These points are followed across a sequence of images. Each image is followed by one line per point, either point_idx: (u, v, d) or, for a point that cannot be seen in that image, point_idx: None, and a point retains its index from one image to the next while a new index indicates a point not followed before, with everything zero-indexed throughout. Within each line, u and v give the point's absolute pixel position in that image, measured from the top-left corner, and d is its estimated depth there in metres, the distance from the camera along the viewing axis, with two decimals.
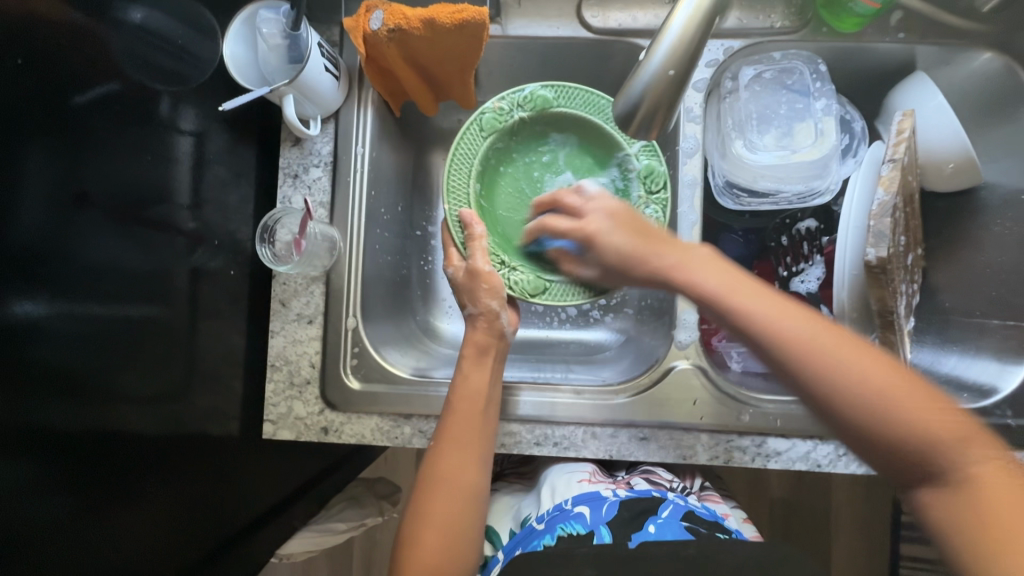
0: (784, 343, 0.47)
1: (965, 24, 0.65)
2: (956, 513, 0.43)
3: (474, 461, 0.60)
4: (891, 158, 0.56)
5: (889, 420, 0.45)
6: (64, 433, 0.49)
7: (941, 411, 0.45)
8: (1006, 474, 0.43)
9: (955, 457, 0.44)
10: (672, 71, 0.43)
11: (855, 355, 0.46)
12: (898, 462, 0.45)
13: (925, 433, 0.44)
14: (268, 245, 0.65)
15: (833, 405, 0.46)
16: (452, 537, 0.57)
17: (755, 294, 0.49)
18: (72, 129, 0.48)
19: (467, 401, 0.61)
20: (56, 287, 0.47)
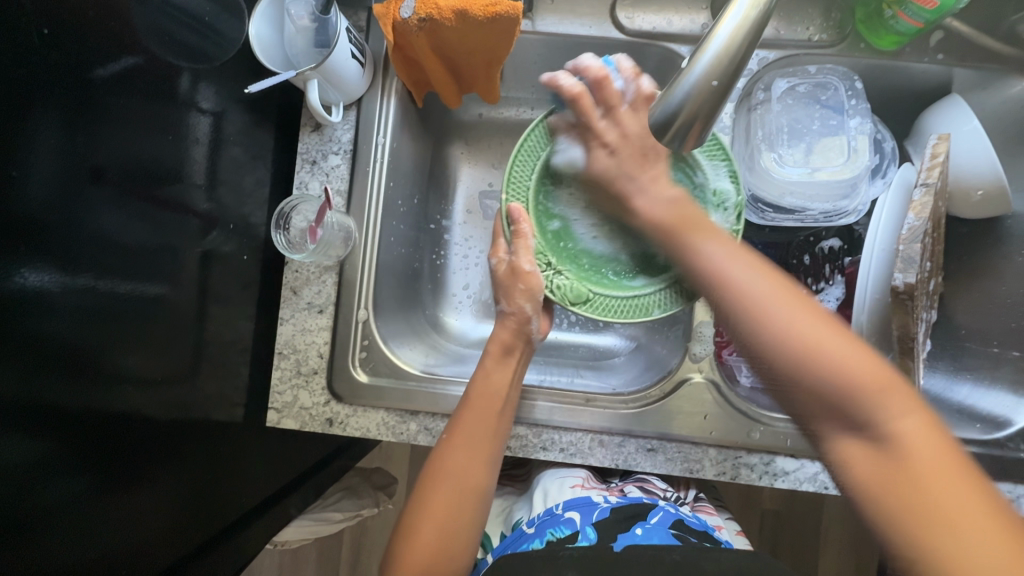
0: (738, 292, 0.47)
1: (1005, 50, 0.64)
2: (864, 468, 0.40)
3: (484, 461, 0.59)
4: (924, 182, 0.55)
5: (813, 366, 0.43)
6: (67, 410, 0.48)
7: (873, 367, 0.42)
8: (940, 446, 0.39)
9: (874, 411, 0.41)
10: (716, 81, 0.42)
11: (797, 307, 0.45)
12: (821, 408, 0.43)
13: (842, 383, 0.42)
14: (283, 232, 0.63)
15: (773, 357, 0.44)
16: (447, 532, 0.56)
17: (731, 257, 0.49)
18: (90, 103, 0.46)
19: (484, 399, 0.61)
20: (65, 260, 0.46)
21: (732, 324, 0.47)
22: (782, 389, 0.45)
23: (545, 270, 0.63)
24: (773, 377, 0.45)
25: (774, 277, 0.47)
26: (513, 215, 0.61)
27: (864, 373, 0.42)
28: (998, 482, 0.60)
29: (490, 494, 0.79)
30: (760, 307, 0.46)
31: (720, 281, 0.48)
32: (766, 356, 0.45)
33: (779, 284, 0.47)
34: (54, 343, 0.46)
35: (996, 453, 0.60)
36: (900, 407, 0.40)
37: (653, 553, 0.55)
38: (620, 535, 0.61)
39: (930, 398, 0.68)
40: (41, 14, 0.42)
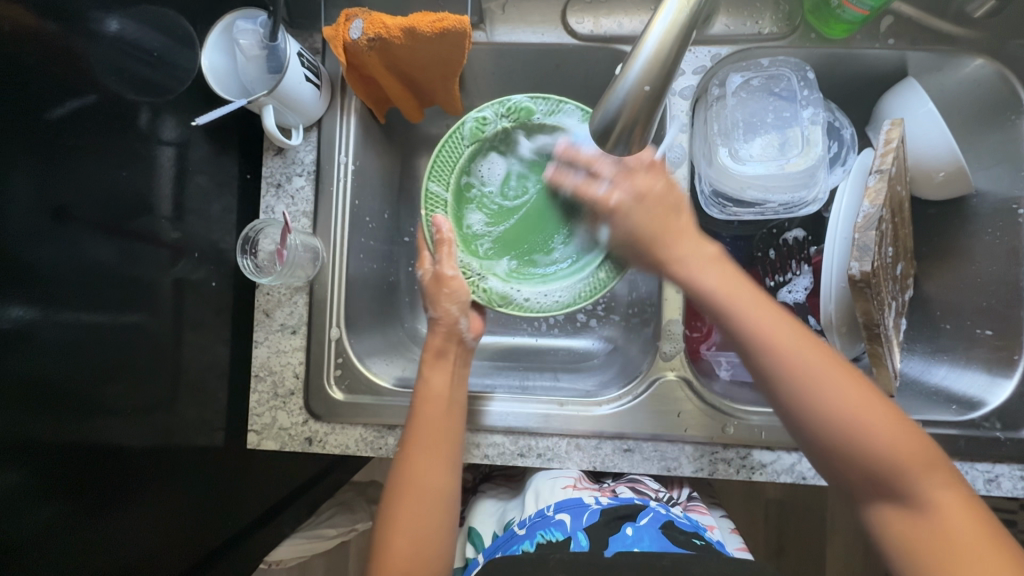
0: (789, 369, 0.49)
1: (957, 30, 0.64)
2: (915, 533, 0.46)
3: (445, 466, 0.59)
4: (878, 168, 0.55)
5: (858, 438, 0.47)
6: (39, 442, 0.48)
7: (915, 441, 0.47)
8: (967, 506, 0.45)
9: (919, 484, 0.46)
10: (649, 87, 0.42)
11: (841, 380, 0.49)
12: (864, 483, 0.48)
13: (889, 458, 0.47)
14: (250, 257, 0.65)
15: (820, 432, 0.49)
16: (424, 546, 0.57)
17: (765, 319, 0.51)
18: (46, 144, 0.46)
19: (438, 397, 0.61)
20: (40, 293, 0.47)
21: (789, 406, 0.50)
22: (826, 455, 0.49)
23: (470, 277, 0.63)
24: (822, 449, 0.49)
25: (817, 352, 0.50)
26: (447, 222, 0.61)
27: (903, 446, 0.47)
28: (977, 462, 0.60)
29: (483, 495, 0.79)
30: (816, 387, 0.49)
31: (777, 363, 0.50)
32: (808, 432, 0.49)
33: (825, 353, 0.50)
34: (31, 377, 0.46)
35: (972, 433, 0.60)
36: (935, 480, 0.46)
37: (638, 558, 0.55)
38: (611, 539, 0.61)
39: (906, 381, 0.68)
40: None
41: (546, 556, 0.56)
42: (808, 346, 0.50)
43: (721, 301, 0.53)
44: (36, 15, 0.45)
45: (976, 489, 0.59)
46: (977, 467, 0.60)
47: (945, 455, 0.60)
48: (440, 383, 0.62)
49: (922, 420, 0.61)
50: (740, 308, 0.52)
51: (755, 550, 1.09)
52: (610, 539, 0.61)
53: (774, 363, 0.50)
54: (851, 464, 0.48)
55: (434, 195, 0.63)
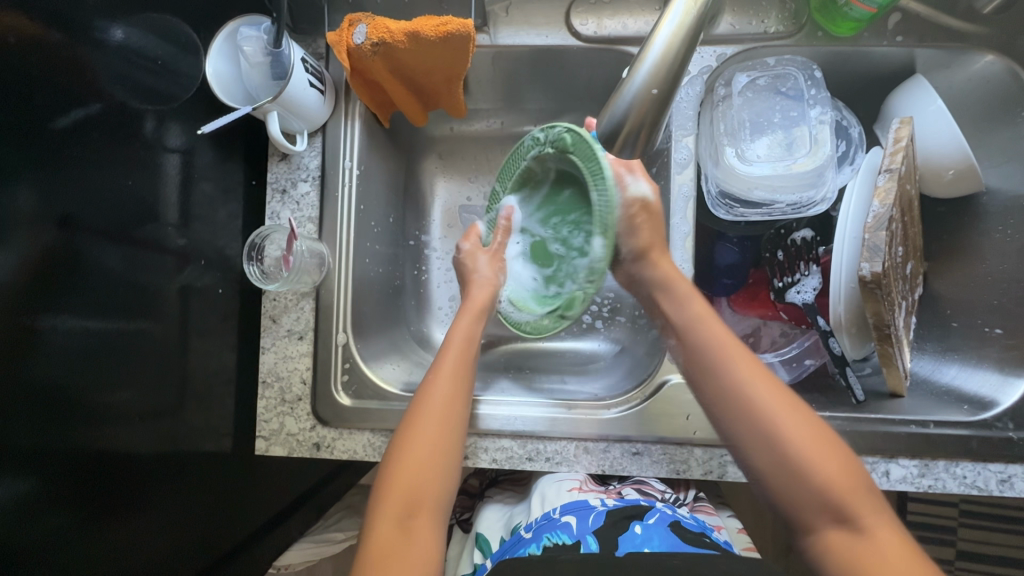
0: (738, 395, 0.56)
1: (966, 26, 0.63)
2: (853, 556, 0.48)
3: (462, 400, 0.62)
4: (888, 168, 0.55)
5: (795, 457, 0.52)
6: (49, 451, 0.48)
7: (849, 470, 0.52)
8: (899, 538, 0.48)
9: (854, 505, 0.50)
10: (656, 90, 0.42)
11: (789, 402, 0.55)
12: (814, 504, 0.51)
13: (823, 479, 0.51)
14: (256, 263, 0.64)
15: (759, 449, 0.54)
16: (434, 466, 0.57)
17: (733, 350, 0.59)
18: (50, 154, 0.46)
19: (459, 347, 0.65)
20: (49, 301, 0.47)
21: (735, 428, 0.56)
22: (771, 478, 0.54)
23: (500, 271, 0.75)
24: (765, 469, 0.54)
25: (769, 378, 0.57)
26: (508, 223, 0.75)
27: (836, 468, 0.51)
28: (989, 463, 0.59)
29: (488, 502, 0.79)
30: (761, 408, 0.55)
31: (726, 385, 0.57)
32: (749, 449, 0.55)
33: (772, 381, 0.56)
34: (39, 387, 0.46)
35: (985, 433, 0.59)
36: (869, 507, 0.50)
37: (651, 559, 0.54)
38: (621, 539, 0.60)
39: (915, 381, 0.68)
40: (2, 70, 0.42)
41: (554, 558, 0.55)
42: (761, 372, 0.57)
43: (694, 333, 0.61)
44: (40, 24, 0.45)
45: (988, 490, 0.59)
46: (989, 467, 0.59)
47: (957, 456, 0.59)
48: (458, 337, 0.66)
49: (932, 420, 0.60)
50: (705, 339, 0.60)
51: (763, 549, 1.09)
52: (619, 539, 0.60)
53: (728, 385, 0.57)
54: (789, 482, 0.52)
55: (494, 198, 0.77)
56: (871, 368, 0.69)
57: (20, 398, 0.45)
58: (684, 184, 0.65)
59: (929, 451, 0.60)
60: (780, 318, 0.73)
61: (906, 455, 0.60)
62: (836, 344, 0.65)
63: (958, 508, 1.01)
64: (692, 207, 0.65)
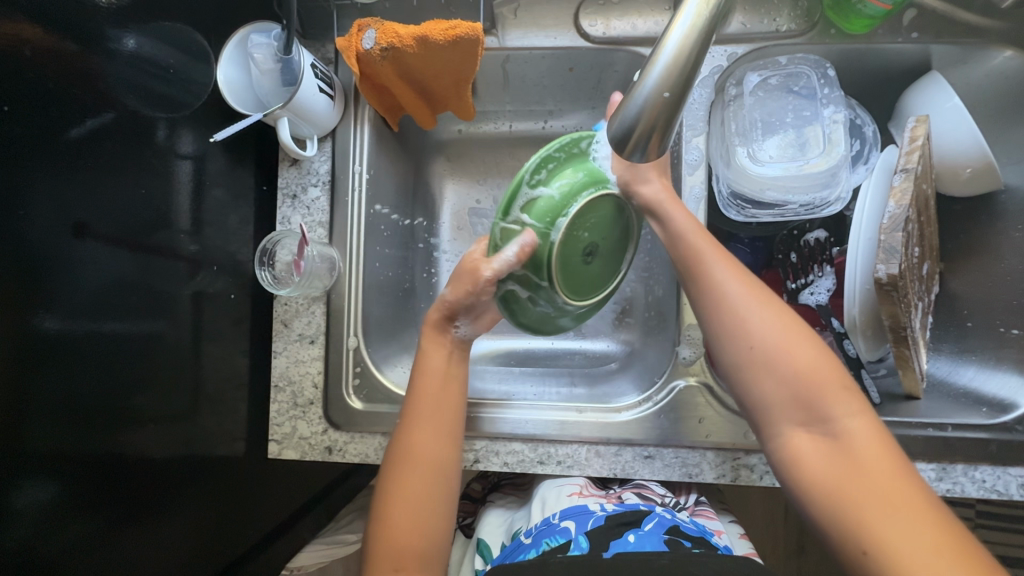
0: (721, 300, 0.55)
1: (983, 22, 0.62)
2: (826, 459, 0.48)
3: (447, 438, 0.60)
4: (904, 167, 0.54)
5: (778, 367, 0.52)
6: (69, 455, 0.48)
7: (831, 375, 0.51)
8: (878, 439, 0.48)
9: (831, 409, 0.49)
10: (667, 93, 0.42)
11: (769, 313, 0.54)
12: (791, 406, 0.51)
13: (800, 383, 0.51)
14: (268, 268, 0.65)
15: (736, 353, 0.54)
16: (423, 517, 0.56)
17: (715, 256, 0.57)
18: (66, 164, 0.47)
19: (436, 380, 0.62)
20: (67, 308, 0.47)
21: (716, 334, 0.55)
22: (754, 387, 0.53)
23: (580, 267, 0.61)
24: (749, 379, 0.53)
25: (754, 289, 0.55)
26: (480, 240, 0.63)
27: (817, 376, 0.51)
28: (1010, 466, 0.58)
29: (489, 507, 0.78)
30: (741, 311, 0.54)
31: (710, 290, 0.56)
32: (729, 355, 0.54)
33: (756, 292, 0.55)
34: (57, 394, 0.47)
35: (1003, 437, 0.58)
36: (848, 408, 0.49)
37: (640, 559, 0.53)
38: (615, 543, 0.59)
39: (933, 383, 0.66)
40: (21, 82, 0.43)
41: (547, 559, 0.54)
42: (740, 278, 0.56)
43: (676, 241, 0.59)
44: (55, 36, 0.45)
45: (1008, 494, 0.58)
46: (1009, 471, 0.58)
47: (975, 459, 0.59)
48: (437, 364, 0.62)
49: (950, 423, 0.59)
50: (692, 243, 0.58)
51: (776, 551, 1.08)
52: (614, 542, 0.59)
53: (710, 293, 0.56)
54: (769, 391, 0.52)
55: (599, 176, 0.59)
56: (886, 369, 0.68)
57: (39, 405, 0.45)
58: (695, 185, 0.64)
59: (946, 454, 0.59)
60: None
61: (923, 459, 0.59)
62: (851, 346, 0.64)
63: (974, 508, 0.99)
64: (704, 209, 0.64)
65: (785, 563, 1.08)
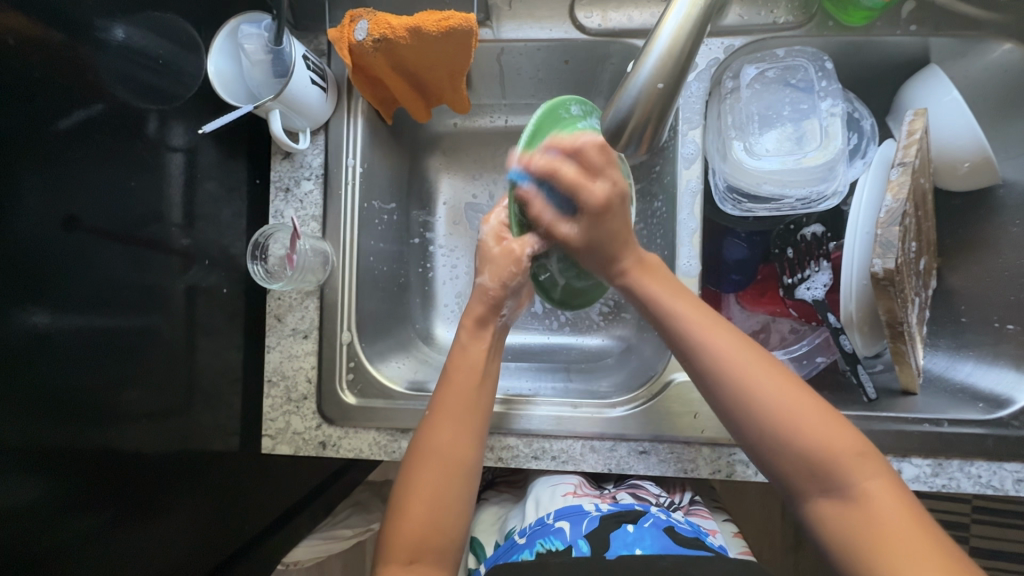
0: (715, 369, 0.53)
1: (983, 14, 0.61)
2: (846, 524, 0.46)
3: (470, 437, 0.57)
4: (901, 161, 0.53)
5: (791, 440, 0.49)
6: (59, 451, 0.48)
7: (844, 436, 0.48)
8: (899, 501, 0.45)
9: (847, 473, 0.47)
10: (662, 84, 0.41)
11: (769, 376, 0.51)
12: (804, 471, 0.48)
13: (816, 455, 0.48)
14: (261, 262, 0.64)
15: (742, 422, 0.51)
16: (439, 515, 0.54)
17: (697, 320, 0.56)
18: (56, 154, 0.46)
19: (466, 373, 0.60)
20: (57, 300, 0.47)
21: (717, 402, 0.53)
22: (771, 469, 0.50)
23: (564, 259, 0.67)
24: (764, 456, 0.50)
25: (753, 357, 0.52)
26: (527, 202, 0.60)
27: (834, 442, 0.48)
28: (1006, 462, 0.58)
29: (481, 505, 0.78)
30: (740, 384, 0.51)
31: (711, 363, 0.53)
32: (734, 425, 0.52)
33: (758, 357, 0.52)
34: (50, 388, 0.47)
35: (1000, 432, 0.58)
36: (865, 469, 0.47)
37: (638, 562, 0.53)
38: (613, 537, 0.59)
39: (929, 378, 0.66)
40: (8, 71, 0.42)
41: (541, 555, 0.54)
42: (736, 344, 0.53)
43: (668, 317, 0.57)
44: (42, 25, 0.44)
45: (1004, 490, 0.58)
46: (1005, 466, 0.58)
47: (972, 455, 0.58)
48: (473, 363, 0.61)
49: (947, 418, 0.59)
50: (680, 320, 0.56)
51: (772, 546, 1.08)
52: (611, 538, 0.59)
53: (705, 360, 0.53)
54: (788, 467, 0.49)
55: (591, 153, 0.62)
56: (883, 365, 0.67)
57: (29, 399, 0.45)
58: (692, 179, 0.64)
59: (943, 450, 0.59)
60: (789, 314, 0.71)
61: (919, 454, 0.59)
62: (848, 341, 0.63)
63: (970, 503, 1.00)
64: (700, 203, 0.64)
65: (782, 558, 1.08)
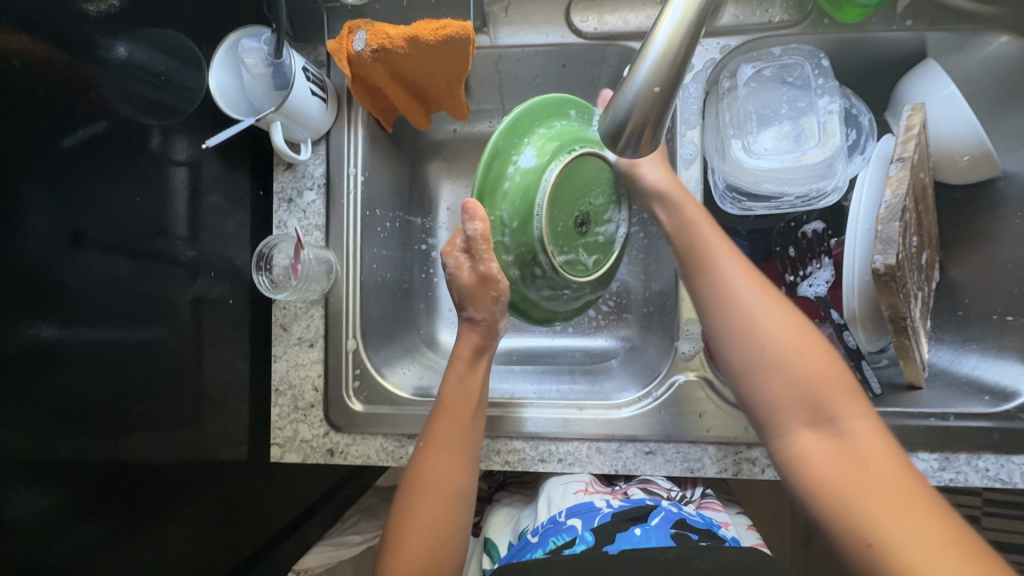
0: (723, 290, 0.56)
1: (979, 7, 0.61)
2: (824, 456, 0.48)
3: (463, 464, 0.58)
4: (900, 157, 0.53)
5: (782, 366, 0.52)
6: (73, 461, 0.49)
7: (835, 375, 0.51)
8: (882, 442, 0.47)
9: (834, 407, 0.49)
10: (658, 87, 0.42)
11: (775, 310, 0.54)
12: (796, 399, 0.50)
13: (806, 383, 0.50)
14: (265, 273, 0.65)
15: (738, 347, 0.54)
16: (437, 543, 0.55)
17: (721, 252, 0.58)
18: (60, 172, 0.47)
19: (457, 402, 0.60)
20: (65, 312, 0.47)
21: (717, 320, 0.56)
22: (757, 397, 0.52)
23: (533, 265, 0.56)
24: (751, 384, 0.53)
25: (761, 283, 0.56)
26: (469, 213, 0.54)
27: (821, 373, 0.51)
28: (1012, 455, 0.58)
29: (495, 506, 0.78)
30: (748, 306, 0.54)
31: (725, 286, 0.56)
32: (727, 346, 0.55)
33: (764, 290, 0.55)
34: (64, 399, 0.48)
35: (1006, 425, 0.58)
36: (851, 410, 0.49)
37: (642, 555, 0.52)
38: (619, 533, 0.59)
39: (934, 372, 0.66)
40: (13, 91, 0.43)
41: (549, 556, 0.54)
42: (748, 275, 0.56)
43: (688, 240, 0.60)
44: (46, 44, 0.45)
45: (1011, 482, 0.58)
46: (1012, 459, 0.58)
47: (979, 448, 0.58)
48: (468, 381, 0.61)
49: (952, 412, 0.59)
50: (703, 236, 0.59)
51: (782, 544, 1.08)
52: (618, 534, 0.59)
53: (714, 286, 0.56)
54: (773, 391, 0.51)
55: (560, 148, 0.55)
56: (887, 359, 0.68)
57: (35, 409, 0.45)
58: (692, 180, 0.65)
59: (949, 444, 0.59)
60: None
61: (925, 448, 0.59)
62: (851, 337, 0.64)
63: (981, 496, 0.99)
64: (700, 202, 0.64)
65: (792, 555, 1.08)
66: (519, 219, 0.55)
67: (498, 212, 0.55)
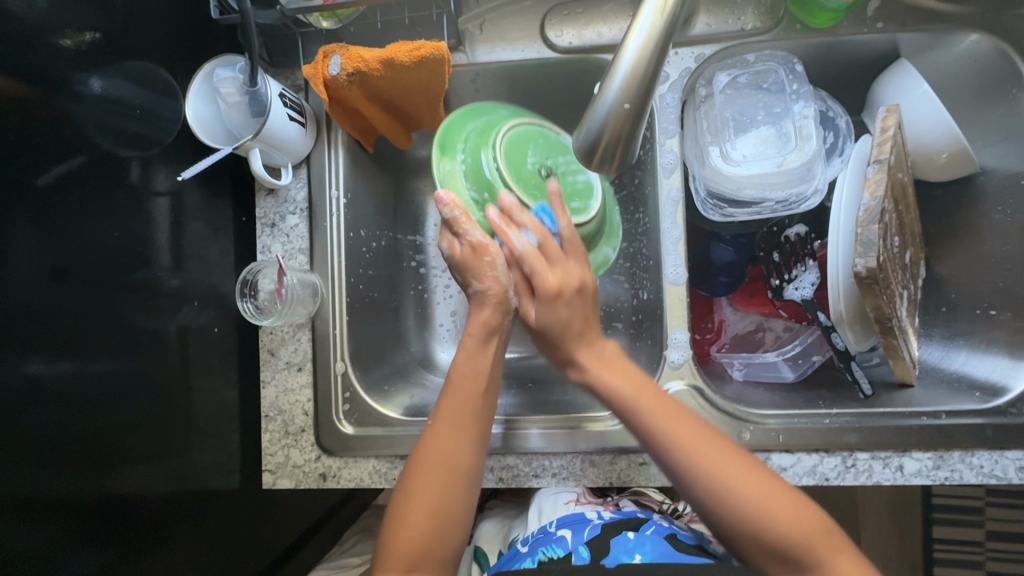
0: (688, 460, 0.49)
1: (947, 7, 0.62)
2: None
3: (471, 444, 0.56)
4: (876, 159, 0.53)
5: (758, 523, 0.47)
6: (59, 500, 0.48)
7: (802, 512, 0.48)
8: (858, 573, 0.47)
9: (815, 551, 0.47)
10: (628, 104, 0.43)
11: (739, 467, 0.49)
12: (778, 551, 0.48)
13: (783, 539, 0.47)
14: (251, 299, 0.65)
15: (719, 513, 0.48)
16: (438, 522, 0.54)
17: (674, 415, 0.51)
18: (35, 210, 0.46)
19: (470, 379, 0.59)
20: (47, 349, 0.47)
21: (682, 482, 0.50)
22: (739, 555, 0.49)
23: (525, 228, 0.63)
24: (731, 539, 0.49)
25: (722, 446, 0.50)
26: (441, 201, 0.59)
27: (793, 519, 0.48)
28: (1007, 451, 0.57)
29: (486, 517, 0.78)
30: (720, 476, 0.48)
31: (686, 454, 0.49)
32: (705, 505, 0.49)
33: (719, 443, 0.50)
34: (47, 437, 0.47)
35: (999, 421, 0.58)
36: (829, 546, 0.48)
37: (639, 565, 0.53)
38: (613, 542, 0.59)
39: (923, 369, 0.66)
40: None
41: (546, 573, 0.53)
42: (710, 440, 0.50)
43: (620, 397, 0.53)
44: (19, 83, 0.45)
45: (1007, 478, 0.57)
46: (1007, 455, 0.57)
47: (972, 445, 0.58)
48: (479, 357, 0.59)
49: (944, 410, 0.58)
50: (646, 409, 0.52)
51: None
52: (612, 542, 0.59)
53: (677, 458, 0.50)
54: (752, 546, 0.48)
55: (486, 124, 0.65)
56: (878, 358, 0.68)
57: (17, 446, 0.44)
58: (672, 189, 0.64)
59: (943, 442, 0.58)
60: (781, 315, 0.72)
61: (919, 448, 0.58)
62: (838, 337, 0.63)
63: (983, 488, 0.99)
64: (682, 211, 0.64)
65: None
66: (488, 190, 0.62)
67: (467, 195, 0.62)
